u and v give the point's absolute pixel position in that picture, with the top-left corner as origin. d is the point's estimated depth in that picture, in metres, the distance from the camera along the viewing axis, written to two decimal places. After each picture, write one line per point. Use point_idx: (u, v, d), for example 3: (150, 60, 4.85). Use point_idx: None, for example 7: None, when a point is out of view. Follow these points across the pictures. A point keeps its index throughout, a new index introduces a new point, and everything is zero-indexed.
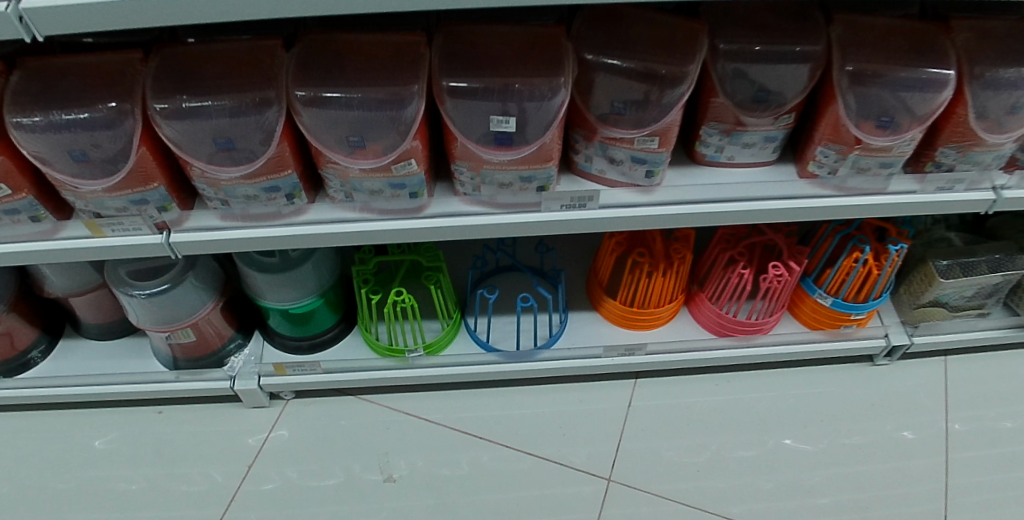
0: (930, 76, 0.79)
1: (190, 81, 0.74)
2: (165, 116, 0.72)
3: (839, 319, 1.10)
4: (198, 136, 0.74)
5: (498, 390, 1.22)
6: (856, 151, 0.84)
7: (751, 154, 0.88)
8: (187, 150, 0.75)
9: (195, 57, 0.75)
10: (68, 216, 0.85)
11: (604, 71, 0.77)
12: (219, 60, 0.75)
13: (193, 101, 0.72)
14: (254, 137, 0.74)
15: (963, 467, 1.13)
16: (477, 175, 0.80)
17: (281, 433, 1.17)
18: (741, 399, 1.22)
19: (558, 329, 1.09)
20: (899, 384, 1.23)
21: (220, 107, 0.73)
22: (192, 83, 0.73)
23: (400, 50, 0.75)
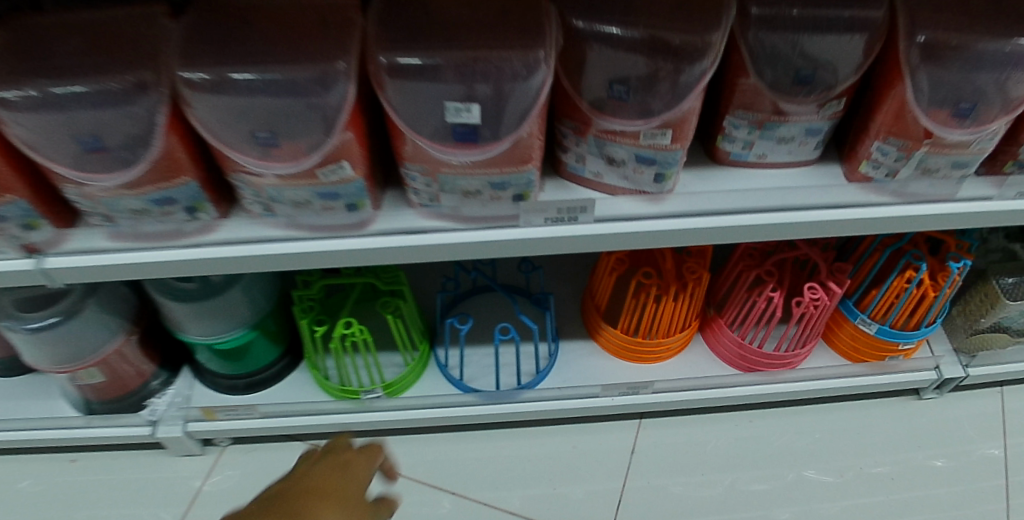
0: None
1: (43, 60, 0.55)
2: (11, 108, 0.53)
3: (884, 349, 0.90)
4: (57, 133, 0.55)
5: (475, 433, 1.01)
6: (924, 147, 0.65)
7: (787, 151, 0.69)
8: (44, 152, 0.56)
9: (55, 29, 0.56)
10: None
11: (598, 42, 0.58)
12: (84, 33, 0.56)
13: (45, 86, 0.53)
14: (133, 133, 0.56)
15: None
16: (433, 181, 0.61)
17: (224, 475, 0.97)
18: (770, 442, 1.00)
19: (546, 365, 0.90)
20: (956, 423, 1.02)
21: (83, 90, 0.54)
22: (46, 62, 0.55)
23: (327, 17, 0.56)
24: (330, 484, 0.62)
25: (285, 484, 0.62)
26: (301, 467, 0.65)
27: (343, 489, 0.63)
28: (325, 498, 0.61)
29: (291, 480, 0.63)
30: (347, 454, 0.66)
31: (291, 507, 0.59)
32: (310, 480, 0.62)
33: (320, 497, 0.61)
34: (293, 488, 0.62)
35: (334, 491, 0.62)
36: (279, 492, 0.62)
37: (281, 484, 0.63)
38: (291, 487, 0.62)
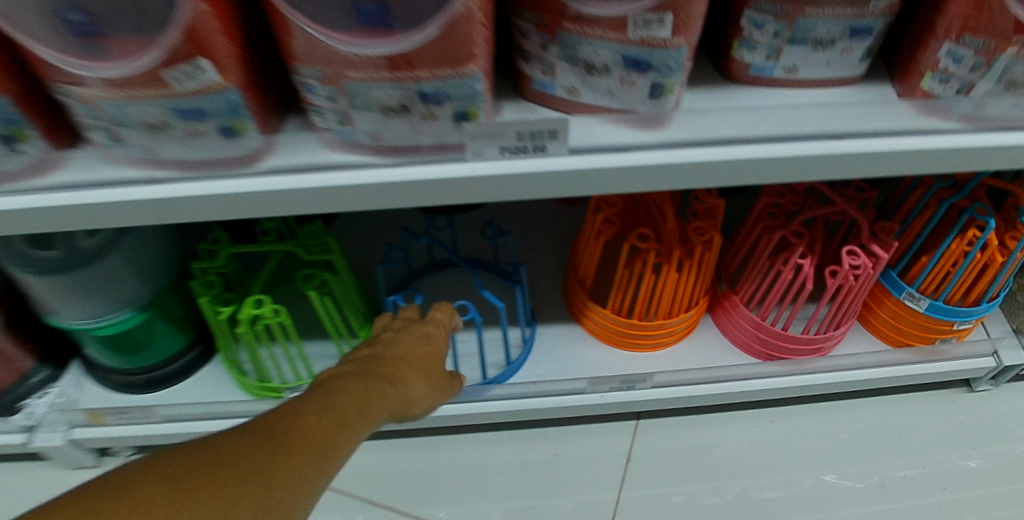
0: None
1: None
2: None
3: (935, 331, 0.72)
4: None
5: (433, 440, 0.82)
6: (1014, 48, 0.46)
7: (826, 62, 0.51)
8: None
9: None
10: None
11: None
12: None
13: None
14: None
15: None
16: (338, 92, 0.44)
17: None
18: (793, 445, 0.82)
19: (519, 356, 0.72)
20: (1016, 420, 0.85)
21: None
22: None
23: None
24: (414, 357, 0.57)
25: (375, 349, 0.57)
26: (382, 334, 0.59)
27: (429, 358, 0.58)
28: (416, 371, 0.56)
29: (370, 349, 0.57)
30: (425, 326, 0.62)
31: (393, 371, 0.54)
32: (396, 344, 0.58)
33: (404, 360, 0.55)
34: (389, 358, 0.55)
35: (419, 361, 0.57)
36: (363, 355, 0.56)
37: (370, 348, 0.57)
38: (379, 352, 0.56)
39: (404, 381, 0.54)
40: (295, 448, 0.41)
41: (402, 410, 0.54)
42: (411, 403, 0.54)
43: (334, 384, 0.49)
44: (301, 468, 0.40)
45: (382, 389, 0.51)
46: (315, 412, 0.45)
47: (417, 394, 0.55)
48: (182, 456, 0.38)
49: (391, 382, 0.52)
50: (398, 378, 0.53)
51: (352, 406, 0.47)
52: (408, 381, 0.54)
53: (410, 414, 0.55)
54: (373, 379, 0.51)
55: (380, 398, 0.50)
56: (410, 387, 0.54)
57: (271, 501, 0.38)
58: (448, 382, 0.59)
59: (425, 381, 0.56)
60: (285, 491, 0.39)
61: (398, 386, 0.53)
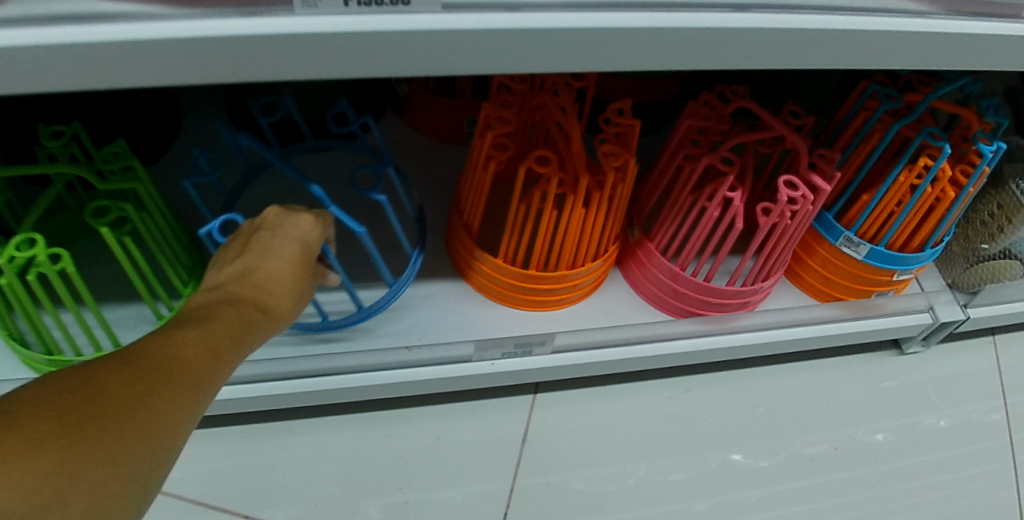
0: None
1: None
2: None
3: (872, 284, 0.63)
4: None
5: (286, 424, 0.66)
6: None
7: None
8: None
9: None
10: None
11: None
12: None
13: None
14: None
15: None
16: None
17: None
18: (714, 415, 0.73)
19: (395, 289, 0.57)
20: (939, 380, 0.79)
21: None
22: None
23: None
24: (298, 266, 0.46)
25: (245, 264, 0.44)
26: (252, 238, 0.46)
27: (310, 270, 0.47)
28: (303, 287, 0.46)
29: (242, 255, 0.45)
30: (302, 227, 0.47)
31: (273, 300, 0.44)
32: (278, 254, 0.45)
33: (292, 274, 0.45)
34: (273, 266, 0.44)
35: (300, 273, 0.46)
36: (240, 264, 0.44)
37: (241, 260, 0.45)
38: (249, 271, 0.44)
39: (288, 303, 0.45)
40: (181, 390, 0.33)
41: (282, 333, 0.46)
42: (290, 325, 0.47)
43: (203, 315, 0.39)
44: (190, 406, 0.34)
45: (264, 318, 0.42)
46: (195, 342, 0.36)
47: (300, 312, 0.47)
48: (34, 402, 0.29)
49: (273, 307, 0.43)
50: (282, 299, 0.44)
51: (233, 336, 0.39)
52: (292, 300, 0.45)
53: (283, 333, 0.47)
54: (249, 315, 0.41)
55: (259, 328, 0.41)
56: (290, 308, 0.45)
57: (169, 446, 0.32)
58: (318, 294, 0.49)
59: (309, 299, 0.48)
60: (178, 440, 0.33)
61: (279, 307, 0.44)
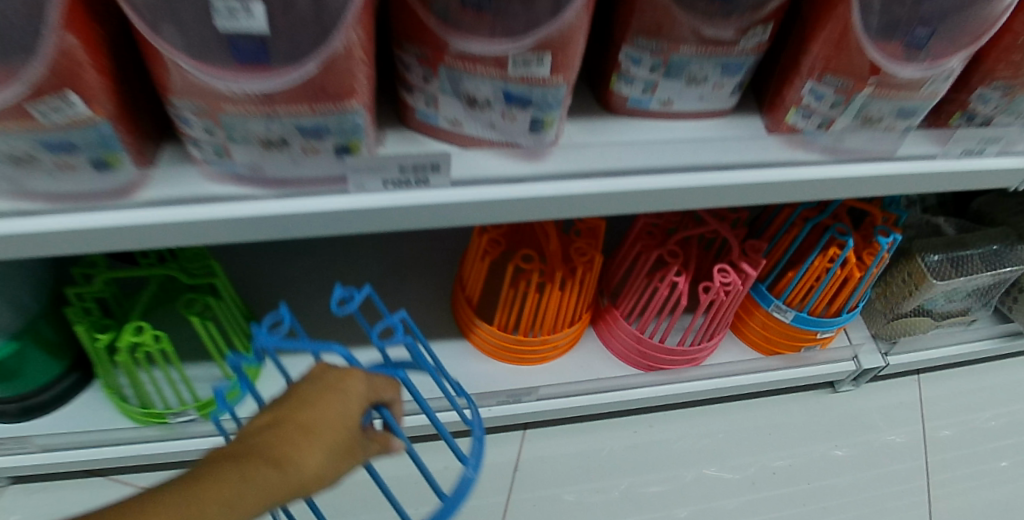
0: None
1: None
2: None
3: (800, 340, 0.77)
4: None
5: None
6: (867, 89, 0.51)
7: (698, 96, 0.53)
8: None
9: None
10: None
11: None
12: None
13: None
14: None
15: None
16: (215, 125, 0.43)
17: None
18: (677, 444, 0.87)
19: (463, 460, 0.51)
20: (869, 413, 0.93)
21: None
22: None
23: None
24: (338, 424, 0.44)
25: (276, 413, 0.44)
26: (294, 387, 0.46)
27: (347, 421, 0.45)
28: (343, 448, 0.44)
29: (291, 404, 0.44)
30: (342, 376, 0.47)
31: (296, 449, 0.42)
32: (309, 402, 0.44)
33: (320, 429, 0.43)
34: (314, 425, 0.43)
35: (332, 424, 0.44)
36: (282, 414, 0.44)
37: (276, 409, 0.45)
38: (277, 417, 0.44)
39: (320, 468, 0.43)
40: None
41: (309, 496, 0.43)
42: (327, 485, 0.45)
43: (210, 464, 0.40)
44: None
45: (286, 490, 0.40)
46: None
47: (343, 471, 0.45)
48: None
49: (302, 478, 0.41)
50: (313, 465, 0.42)
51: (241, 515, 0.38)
52: (325, 466, 0.43)
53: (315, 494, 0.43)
54: (253, 467, 0.40)
55: (274, 500, 0.40)
56: (324, 472, 0.43)
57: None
58: (359, 451, 0.46)
59: (351, 461, 0.45)
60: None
61: (306, 475, 0.42)
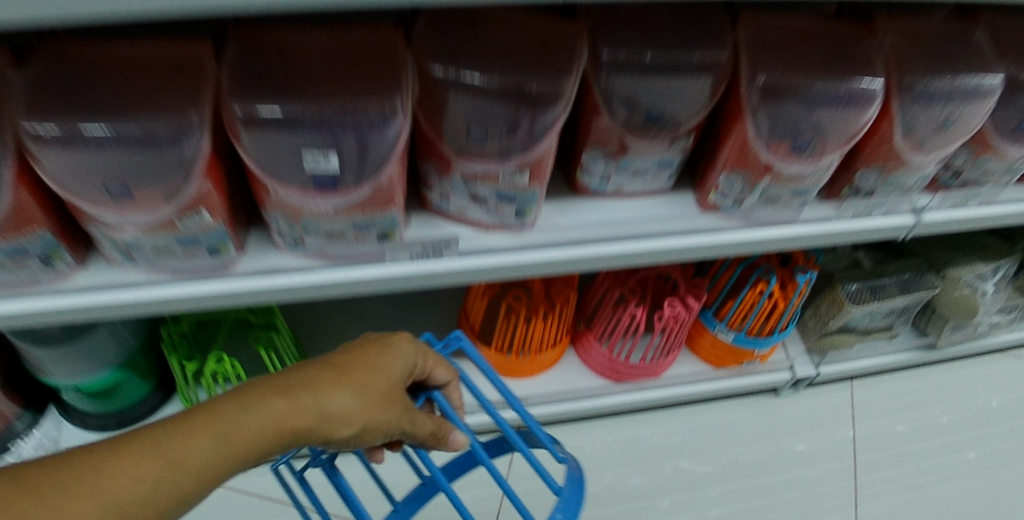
0: (857, 89, 0.66)
1: None
2: None
3: (743, 354, 0.96)
4: None
5: None
6: (765, 178, 0.69)
7: (642, 182, 0.72)
8: None
9: None
10: None
11: (457, 90, 0.59)
12: None
13: None
14: None
15: (879, 492, 1.07)
16: (297, 224, 0.61)
17: None
18: (645, 441, 1.07)
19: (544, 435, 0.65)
20: (803, 413, 1.14)
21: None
22: None
23: (179, 64, 0.55)
24: (370, 377, 0.55)
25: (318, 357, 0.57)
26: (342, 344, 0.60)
27: (372, 371, 0.56)
28: (367, 403, 0.54)
29: (339, 357, 0.57)
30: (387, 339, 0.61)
31: (323, 381, 0.53)
32: (347, 352, 0.58)
33: (343, 373, 0.55)
34: (341, 375, 0.54)
35: (358, 372, 0.55)
36: (324, 360, 0.56)
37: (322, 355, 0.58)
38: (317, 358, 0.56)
39: (346, 412, 0.53)
40: (147, 478, 0.42)
41: (350, 440, 0.54)
42: (367, 437, 0.55)
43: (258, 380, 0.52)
44: (177, 493, 0.44)
45: (310, 421, 0.51)
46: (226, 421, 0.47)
47: (374, 426, 0.55)
48: None
49: (331, 417, 0.52)
50: (336, 408, 0.52)
51: (263, 429, 0.48)
52: (354, 412, 0.53)
53: (336, 428, 0.52)
54: (285, 384, 0.51)
55: (295, 422, 0.49)
56: (353, 415, 0.53)
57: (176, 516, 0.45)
58: (380, 403, 0.55)
59: (381, 417, 0.55)
60: (157, 516, 0.43)
61: (328, 408, 0.52)
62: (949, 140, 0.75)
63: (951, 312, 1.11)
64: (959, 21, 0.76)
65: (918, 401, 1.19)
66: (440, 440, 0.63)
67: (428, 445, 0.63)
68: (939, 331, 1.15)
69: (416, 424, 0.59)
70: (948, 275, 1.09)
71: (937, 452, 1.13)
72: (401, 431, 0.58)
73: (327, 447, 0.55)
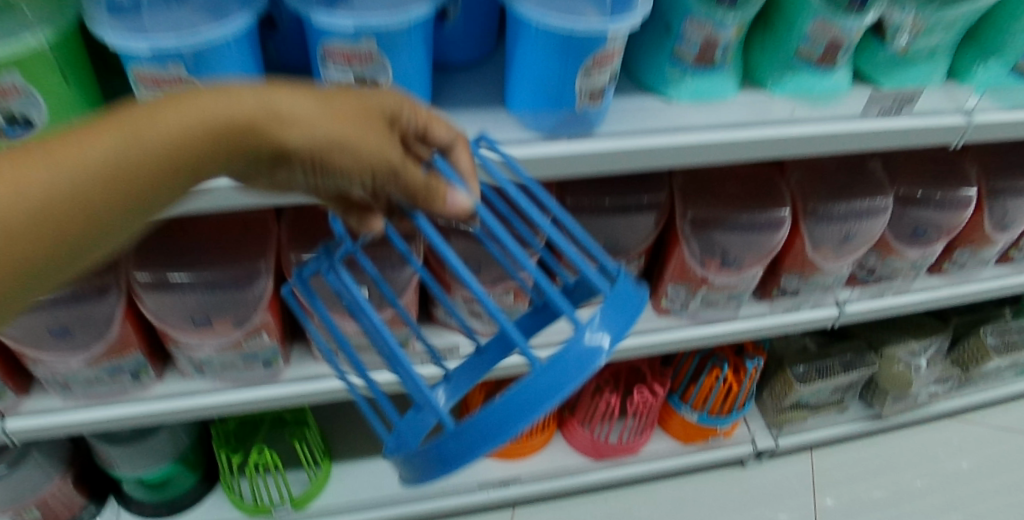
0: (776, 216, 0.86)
1: None
2: None
3: (707, 431, 1.12)
4: (31, 330, 0.68)
5: None
6: (703, 288, 0.89)
7: (606, 293, 0.92)
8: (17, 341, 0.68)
9: None
10: (26, 392, 0.76)
11: (456, 236, 0.80)
12: None
13: None
14: (95, 326, 0.70)
15: None
16: (333, 340, 0.79)
17: None
18: (631, 512, 1.20)
19: (607, 269, 0.50)
20: (772, 481, 1.28)
21: (54, 301, 0.67)
22: None
23: (250, 225, 0.75)
24: (343, 98, 0.44)
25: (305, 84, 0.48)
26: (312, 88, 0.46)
27: (371, 111, 0.45)
28: (331, 107, 0.43)
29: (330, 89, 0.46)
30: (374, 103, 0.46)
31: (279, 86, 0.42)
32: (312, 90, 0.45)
33: (314, 102, 0.42)
34: (299, 92, 0.42)
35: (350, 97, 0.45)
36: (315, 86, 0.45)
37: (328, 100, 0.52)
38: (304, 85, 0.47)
39: (299, 131, 0.41)
40: (51, 181, 0.36)
41: (315, 167, 0.43)
42: (341, 172, 0.44)
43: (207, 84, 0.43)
44: (80, 242, 0.38)
45: (249, 105, 0.40)
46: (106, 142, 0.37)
47: (347, 143, 0.43)
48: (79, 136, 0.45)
49: (277, 112, 0.40)
50: (292, 125, 0.41)
51: (191, 120, 0.39)
52: (301, 124, 0.41)
53: (293, 124, 0.41)
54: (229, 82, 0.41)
55: (230, 113, 0.39)
56: (309, 121, 0.41)
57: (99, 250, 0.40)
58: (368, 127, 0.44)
59: (364, 159, 0.44)
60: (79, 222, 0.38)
61: (282, 104, 0.41)
62: (855, 248, 0.95)
63: (891, 384, 1.27)
64: (857, 157, 0.99)
65: (877, 466, 1.33)
66: (432, 203, 0.48)
67: (418, 204, 0.48)
68: (883, 402, 1.31)
69: (404, 178, 0.46)
70: (886, 353, 1.27)
71: (894, 511, 1.26)
72: (419, 194, 0.47)
73: (311, 177, 0.44)
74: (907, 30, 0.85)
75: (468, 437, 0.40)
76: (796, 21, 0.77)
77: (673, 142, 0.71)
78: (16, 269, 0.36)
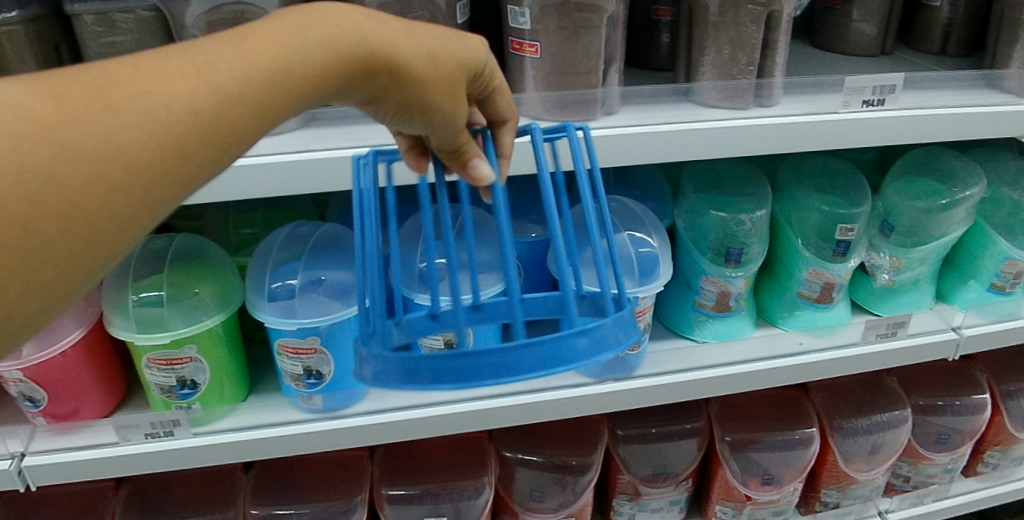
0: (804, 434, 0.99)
1: (157, 507, 0.82)
2: None
3: None
4: None
5: None
6: (749, 505, 0.98)
7: (661, 515, 1.00)
8: None
9: (165, 484, 0.85)
10: None
11: (522, 465, 0.92)
12: (182, 487, 0.85)
13: None
14: None
15: None
16: None
17: None
18: None
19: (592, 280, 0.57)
20: None
21: None
22: (159, 509, 0.82)
23: (346, 464, 0.89)
24: (437, 83, 0.47)
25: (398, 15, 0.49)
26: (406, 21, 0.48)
27: (452, 77, 0.48)
28: (439, 47, 0.47)
29: (418, 34, 0.47)
30: (452, 113, 0.49)
31: (399, 36, 0.45)
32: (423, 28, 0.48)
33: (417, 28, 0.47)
34: (404, 24, 0.47)
35: (443, 84, 0.48)
36: (405, 30, 0.46)
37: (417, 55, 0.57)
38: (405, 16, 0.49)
39: (416, 65, 0.46)
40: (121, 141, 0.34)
41: (396, 112, 0.48)
42: (413, 122, 0.49)
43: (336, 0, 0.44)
44: (110, 245, 0.35)
45: (360, 56, 0.43)
46: (94, 122, 0.34)
47: (430, 111, 0.48)
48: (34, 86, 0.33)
49: (400, 71, 0.45)
50: (406, 47, 0.45)
51: (258, 54, 0.39)
52: (424, 71, 0.46)
53: (413, 62, 0.45)
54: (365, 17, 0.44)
55: (341, 52, 0.42)
56: (418, 81, 0.46)
57: (105, 239, 0.35)
58: (443, 119, 0.49)
59: (436, 121, 0.49)
60: (158, 160, 0.35)
61: (399, 59, 0.45)
62: (885, 456, 1.03)
63: None
64: (871, 375, 1.12)
65: None
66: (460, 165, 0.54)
67: (453, 159, 0.54)
68: None
69: (454, 136, 0.51)
70: None
71: None
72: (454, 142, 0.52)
73: (395, 118, 0.49)
74: (887, 267, 1.04)
75: (426, 367, 0.49)
76: (793, 269, 0.96)
77: (701, 375, 0.88)
78: (142, 200, 0.36)
